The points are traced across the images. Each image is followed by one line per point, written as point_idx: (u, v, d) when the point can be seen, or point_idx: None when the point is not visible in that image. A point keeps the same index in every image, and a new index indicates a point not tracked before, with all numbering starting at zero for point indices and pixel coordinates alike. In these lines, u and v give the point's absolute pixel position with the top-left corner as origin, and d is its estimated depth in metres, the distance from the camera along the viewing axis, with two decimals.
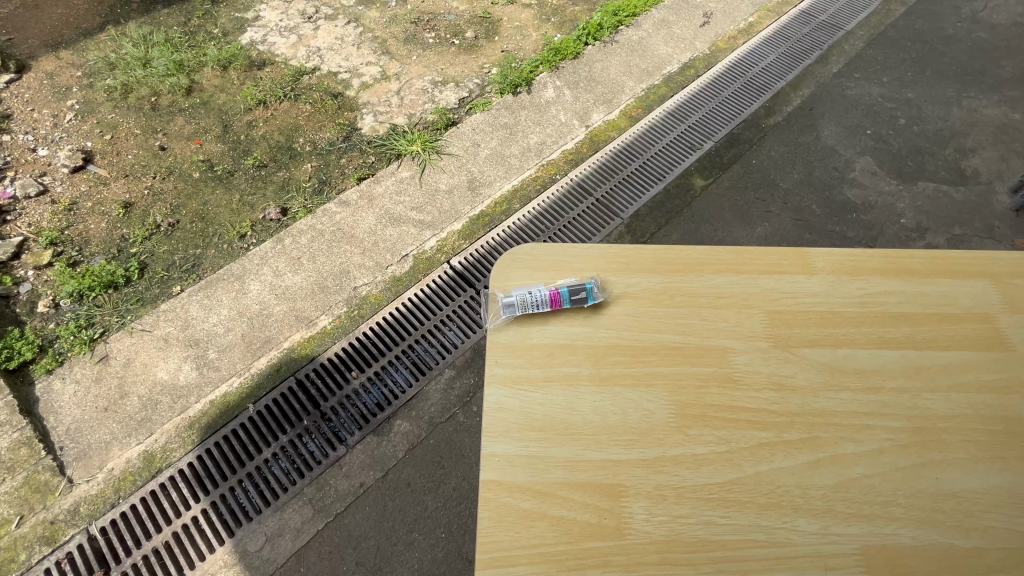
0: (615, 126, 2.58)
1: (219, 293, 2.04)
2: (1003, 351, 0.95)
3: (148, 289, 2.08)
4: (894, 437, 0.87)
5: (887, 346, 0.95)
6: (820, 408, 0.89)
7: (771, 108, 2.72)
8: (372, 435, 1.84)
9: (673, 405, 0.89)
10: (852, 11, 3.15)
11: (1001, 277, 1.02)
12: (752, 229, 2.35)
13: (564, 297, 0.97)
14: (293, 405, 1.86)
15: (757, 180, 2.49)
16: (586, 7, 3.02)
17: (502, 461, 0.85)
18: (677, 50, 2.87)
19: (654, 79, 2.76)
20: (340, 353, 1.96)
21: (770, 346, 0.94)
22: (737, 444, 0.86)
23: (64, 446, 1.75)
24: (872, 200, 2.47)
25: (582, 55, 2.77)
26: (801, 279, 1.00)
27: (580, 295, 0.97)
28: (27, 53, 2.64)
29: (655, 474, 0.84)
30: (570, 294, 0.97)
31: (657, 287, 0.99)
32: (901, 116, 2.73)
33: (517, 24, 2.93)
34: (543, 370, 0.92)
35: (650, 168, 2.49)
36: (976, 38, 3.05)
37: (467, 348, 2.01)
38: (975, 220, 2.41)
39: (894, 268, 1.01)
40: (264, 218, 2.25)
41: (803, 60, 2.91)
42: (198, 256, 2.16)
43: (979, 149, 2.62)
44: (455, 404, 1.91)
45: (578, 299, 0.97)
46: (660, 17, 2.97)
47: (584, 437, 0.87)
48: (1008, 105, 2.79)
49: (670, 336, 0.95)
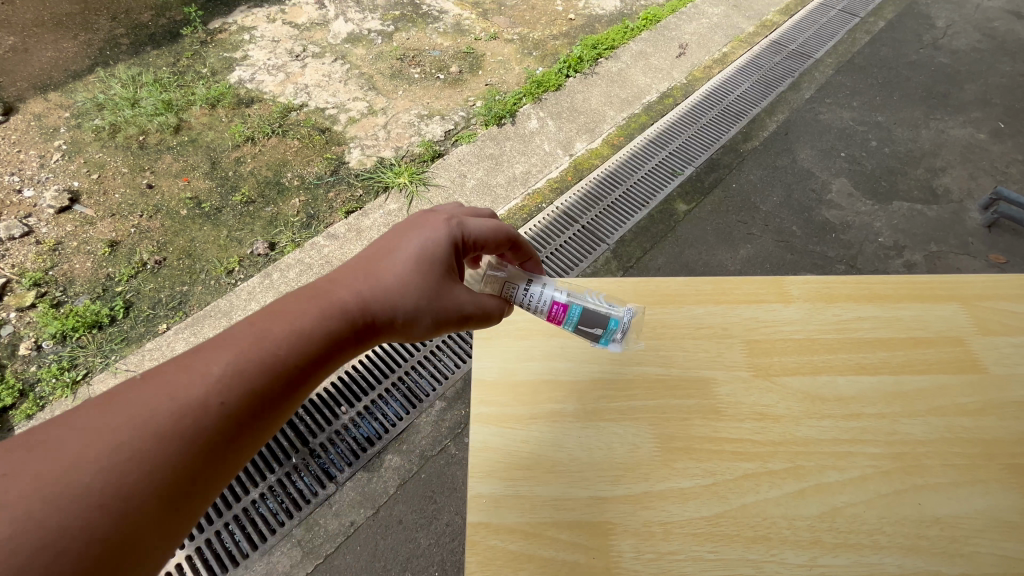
0: (598, 154, 2.65)
1: (206, 329, 2.02)
2: (976, 372, 0.97)
3: (133, 327, 2.06)
4: (876, 464, 0.88)
5: (865, 372, 0.97)
6: (802, 436, 0.90)
7: (748, 134, 2.81)
8: (361, 472, 1.81)
9: (658, 439, 0.89)
10: (821, 40, 3.30)
11: (969, 299, 1.06)
12: (736, 251, 2.41)
13: (575, 316, 0.90)
14: (281, 443, 1.84)
15: (738, 204, 2.56)
16: (566, 41, 3.13)
17: (489, 502, 0.84)
18: (655, 80, 2.98)
19: (634, 108, 2.85)
20: (329, 388, 1.94)
21: (751, 375, 0.96)
22: (722, 476, 0.86)
23: None
24: (851, 219, 2.54)
25: (564, 86, 2.86)
26: (777, 307, 1.03)
27: (596, 322, 0.90)
28: (16, 95, 2.67)
29: (642, 510, 0.83)
30: (587, 315, 0.90)
31: (639, 319, 1.01)
32: (873, 139, 2.83)
33: (501, 58, 3.02)
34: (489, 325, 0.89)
35: (634, 195, 2.54)
36: (938, 63, 3.21)
37: (458, 378, 2.01)
38: (949, 237, 2.49)
39: (867, 294, 1.05)
40: (252, 253, 2.26)
41: (776, 87, 3.02)
42: (185, 293, 2.15)
43: (948, 168, 2.73)
44: (446, 436, 1.90)
45: (590, 328, 0.91)
46: (638, 50, 3.09)
47: (570, 473, 0.87)
48: (973, 126, 2.91)
49: (654, 368, 0.96)
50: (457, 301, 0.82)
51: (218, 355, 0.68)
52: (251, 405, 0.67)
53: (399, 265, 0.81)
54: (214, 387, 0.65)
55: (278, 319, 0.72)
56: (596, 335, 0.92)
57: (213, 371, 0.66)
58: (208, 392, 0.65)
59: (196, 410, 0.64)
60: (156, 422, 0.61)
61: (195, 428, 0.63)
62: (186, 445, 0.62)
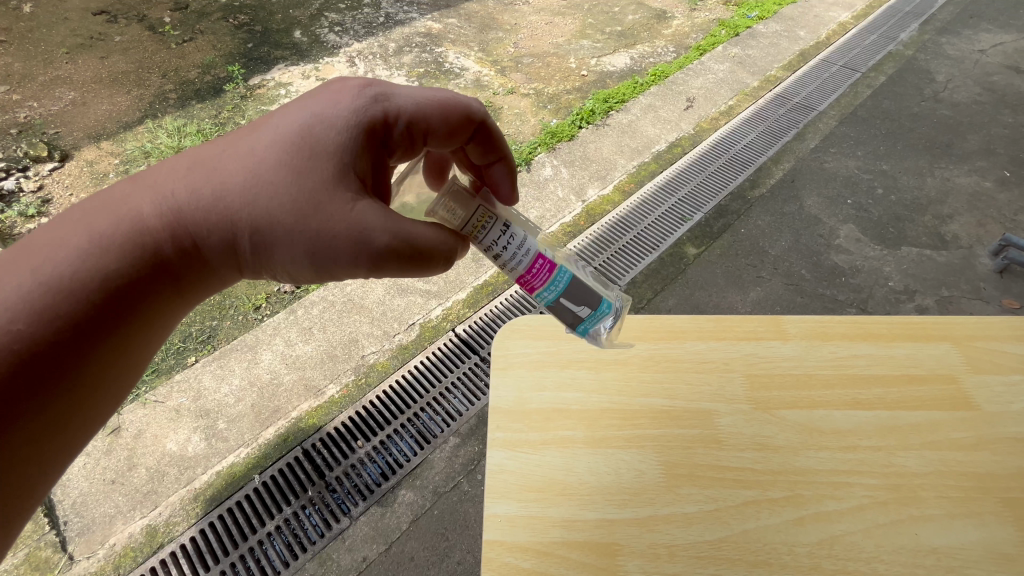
0: (609, 200, 2.78)
1: (232, 363, 2.13)
2: (969, 409, 1.02)
3: (164, 359, 2.17)
4: (873, 494, 0.92)
5: (860, 406, 1.02)
6: (800, 466, 0.95)
7: (755, 181, 2.94)
8: (375, 506, 1.86)
9: (663, 466, 0.95)
10: (823, 94, 3.47)
11: (962, 339, 1.11)
12: (746, 294, 2.48)
13: (563, 279, 0.95)
14: (298, 475, 1.89)
15: (746, 248, 2.65)
16: (579, 95, 3.36)
17: (503, 522, 0.91)
18: (664, 131, 3.16)
19: (644, 157, 3.01)
20: (346, 422, 2.01)
21: (751, 407, 1.02)
22: (724, 502, 0.91)
23: (68, 520, 1.77)
24: (859, 264, 2.60)
25: (577, 137, 3.06)
26: (776, 343, 1.10)
27: (586, 302, 0.96)
28: (72, 144, 2.95)
29: (647, 533, 0.89)
30: (579, 291, 0.96)
31: (645, 353, 1.09)
32: (878, 187, 2.93)
33: (517, 111, 3.25)
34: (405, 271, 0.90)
35: (645, 239, 2.65)
36: (939, 115, 3.35)
37: (471, 415, 2.07)
38: (960, 282, 2.53)
39: (862, 334, 1.11)
40: (279, 290, 2.40)
41: (780, 138, 3.17)
42: (214, 328, 2.28)
43: (955, 215, 2.80)
44: (459, 472, 1.94)
45: (578, 306, 0.96)
46: (647, 103, 3.30)
47: (580, 496, 0.93)
48: (978, 175, 3.00)
49: (658, 400, 1.03)
50: (334, 219, 0.83)
51: (67, 258, 0.76)
52: (99, 310, 0.78)
53: (274, 166, 0.83)
54: (60, 289, 0.75)
55: (138, 224, 0.80)
56: (581, 316, 0.97)
57: (61, 275, 0.75)
58: (56, 292, 0.74)
59: (42, 313, 0.73)
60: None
61: (37, 329, 0.73)
62: (37, 340, 0.73)
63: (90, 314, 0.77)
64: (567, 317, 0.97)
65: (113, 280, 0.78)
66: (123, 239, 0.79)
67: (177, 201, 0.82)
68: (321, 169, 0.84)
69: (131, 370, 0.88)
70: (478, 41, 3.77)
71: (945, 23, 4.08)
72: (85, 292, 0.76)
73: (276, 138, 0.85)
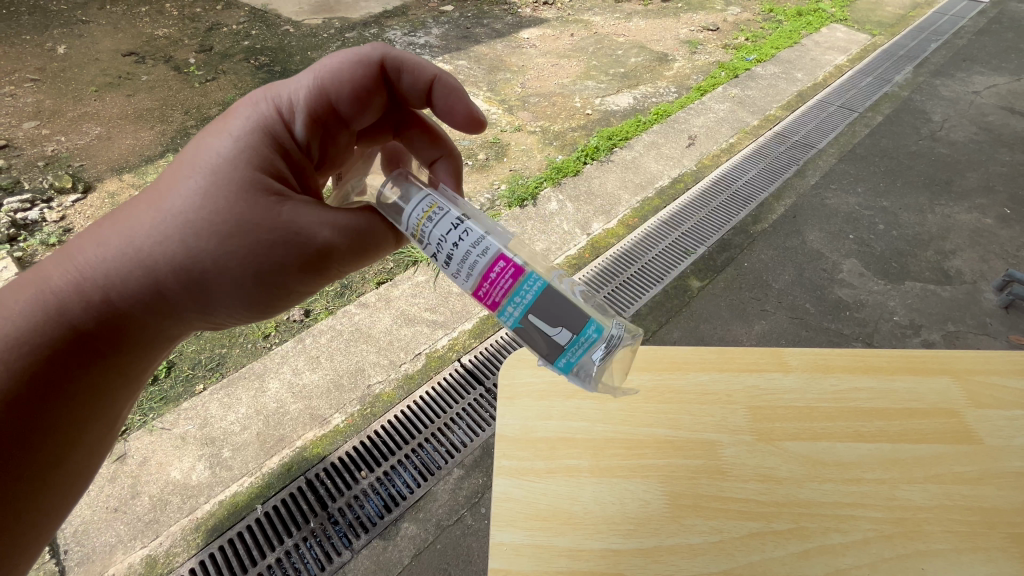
0: (614, 233, 2.85)
1: (239, 391, 2.16)
2: (971, 443, 1.03)
3: (172, 387, 2.20)
4: (877, 528, 0.92)
5: (863, 439, 1.03)
6: (804, 499, 0.95)
7: (757, 216, 3.00)
8: (377, 540, 1.84)
9: (667, 496, 0.96)
10: (822, 132, 3.57)
11: (963, 372, 1.13)
12: (751, 327, 2.50)
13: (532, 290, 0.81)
14: (301, 505, 1.89)
15: (750, 281, 2.68)
16: (584, 133, 3.49)
17: (509, 550, 0.92)
18: (667, 167, 3.26)
19: (647, 192, 3.09)
20: (350, 452, 2.02)
21: (754, 439, 1.03)
22: (729, 534, 0.92)
23: (69, 549, 1.76)
24: (863, 298, 2.62)
25: (582, 172, 3.16)
26: (777, 375, 1.12)
27: (563, 321, 0.80)
28: (95, 176, 3.08)
29: (653, 564, 0.89)
30: (552, 306, 0.80)
31: (648, 384, 1.11)
32: (880, 222, 2.99)
33: (524, 147, 3.36)
34: (355, 257, 0.97)
35: (649, 272, 2.70)
36: (937, 153, 3.43)
37: (476, 447, 2.07)
38: (966, 317, 2.54)
39: (863, 366, 1.13)
40: (288, 318, 2.44)
41: (781, 174, 3.25)
42: (223, 356, 2.32)
43: (958, 251, 2.83)
44: (463, 506, 1.93)
45: (551, 328, 0.80)
46: (650, 141, 3.41)
47: (585, 526, 0.94)
48: (979, 212, 3.05)
49: (662, 430, 1.05)
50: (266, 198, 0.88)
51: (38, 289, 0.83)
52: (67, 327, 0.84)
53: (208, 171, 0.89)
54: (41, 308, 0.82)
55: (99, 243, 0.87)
56: (558, 343, 0.81)
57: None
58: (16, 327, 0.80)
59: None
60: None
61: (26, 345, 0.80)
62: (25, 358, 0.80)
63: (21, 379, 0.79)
64: (543, 346, 0.82)
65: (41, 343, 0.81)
66: (39, 303, 0.82)
67: (91, 260, 0.85)
68: (238, 189, 0.87)
69: (103, 418, 0.92)
70: (487, 81, 3.94)
71: (938, 66, 4.23)
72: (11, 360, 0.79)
73: (182, 172, 0.88)
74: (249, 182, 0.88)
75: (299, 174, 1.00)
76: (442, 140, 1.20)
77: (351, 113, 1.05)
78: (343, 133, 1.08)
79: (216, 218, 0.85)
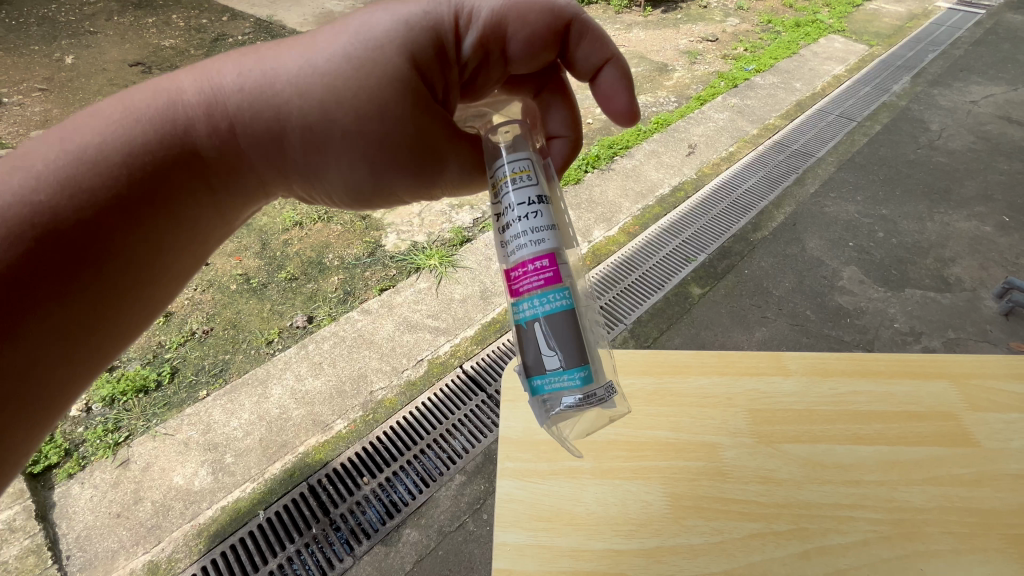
0: (614, 241, 2.87)
1: (242, 397, 2.17)
2: (969, 446, 1.04)
3: (176, 392, 2.22)
4: (877, 529, 0.93)
5: (862, 442, 1.04)
6: (804, 500, 0.97)
7: (757, 224, 3.02)
8: (380, 545, 1.84)
9: (669, 497, 0.98)
10: (820, 141, 3.61)
11: (960, 376, 1.14)
12: (751, 333, 2.51)
13: (545, 308, 0.75)
14: (304, 511, 1.89)
15: (750, 288, 2.70)
16: (585, 142, 3.53)
17: (513, 550, 0.93)
18: (667, 175, 3.29)
19: (648, 200, 3.12)
20: (353, 458, 2.03)
21: (754, 441, 1.05)
22: (729, 535, 0.93)
23: (71, 555, 1.76)
24: (863, 305, 2.64)
25: (583, 181, 3.19)
26: (777, 379, 1.14)
27: (563, 351, 0.75)
28: None
29: (656, 564, 0.90)
30: (563, 334, 0.75)
31: (650, 387, 1.13)
32: (879, 230, 3.01)
33: None
34: (462, 183, 0.96)
35: (650, 279, 2.72)
36: (935, 162, 3.46)
37: (478, 453, 2.08)
38: (966, 324, 2.55)
39: (862, 370, 1.15)
40: (292, 325, 2.46)
41: (780, 183, 3.28)
42: (227, 361, 2.33)
43: (957, 258, 2.85)
44: (465, 512, 1.93)
45: (547, 347, 0.75)
46: (650, 150, 3.45)
47: (588, 527, 0.95)
48: (978, 220, 3.08)
49: (664, 432, 1.06)
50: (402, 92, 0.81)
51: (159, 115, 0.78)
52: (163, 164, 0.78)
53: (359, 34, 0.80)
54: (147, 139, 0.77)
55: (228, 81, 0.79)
56: (545, 361, 0.76)
57: (91, 149, 0.73)
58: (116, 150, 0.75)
59: (66, 184, 0.71)
60: (23, 185, 0.69)
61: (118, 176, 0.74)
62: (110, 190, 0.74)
63: (114, 205, 0.73)
64: (530, 355, 0.77)
65: (139, 166, 0.75)
66: (153, 115, 0.77)
67: (222, 90, 0.79)
68: (395, 79, 0.81)
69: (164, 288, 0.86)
70: None
71: (935, 76, 4.28)
72: (113, 177, 0.73)
73: (340, 28, 0.81)
74: (411, 75, 0.82)
75: (444, 88, 0.89)
76: (579, 123, 0.98)
77: (518, 54, 0.91)
78: (497, 70, 0.93)
79: (363, 99, 0.80)
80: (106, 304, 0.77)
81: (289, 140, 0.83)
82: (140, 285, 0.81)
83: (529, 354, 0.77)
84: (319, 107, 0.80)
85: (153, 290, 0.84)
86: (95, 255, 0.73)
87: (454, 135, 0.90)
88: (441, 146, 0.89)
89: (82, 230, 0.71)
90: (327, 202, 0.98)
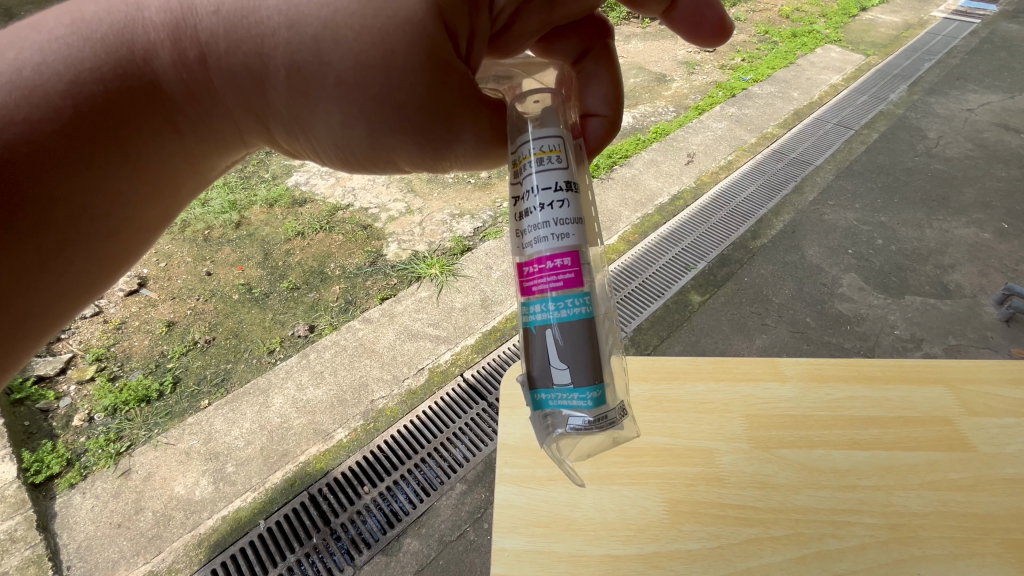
0: (615, 249, 2.89)
1: (243, 406, 2.18)
2: (966, 450, 1.04)
3: (177, 402, 2.23)
4: (873, 533, 0.94)
5: (858, 447, 1.05)
6: (800, 505, 0.97)
7: (756, 232, 3.04)
8: (380, 555, 1.84)
9: (666, 502, 0.98)
10: (818, 149, 3.64)
11: (956, 382, 1.15)
12: (752, 341, 2.52)
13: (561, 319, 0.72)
14: (304, 520, 1.89)
15: (750, 296, 2.71)
16: None
17: (510, 556, 0.94)
18: (666, 184, 3.32)
19: (648, 209, 3.15)
20: (354, 467, 2.03)
21: (751, 447, 1.06)
22: (726, 540, 0.94)
23: (71, 565, 1.76)
24: (863, 312, 2.65)
25: None
26: (773, 384, 1.15)
27: (574, 366, 0.72)
28: None
29: (653, 569, 0.91)
30: (577, 350, 0.71)
31: (647, 394, 1.14)
32: (878, 238, 3.02)
33: None
34: (477, 155, 0.83)
35: (650, 287, 2.73)
36: (934, 170, 3.48)
37: (478, 462, 2.08)
38: (967, 331, 2.56)
39: (857, 376, 1.16)
40: (293, 334, 2.48)
41: (779, 191, 3.30)
42: (228, 370, 2.34)
43: (957, 265, 2.86)
44: (466, 521, 1.93)
45: (556, 360, 0.72)
46: (649, 159, 3.48)
47: (585, 532, 0.95)
48: (977, 227, 3.09)
49: (661, 439, 1.07)
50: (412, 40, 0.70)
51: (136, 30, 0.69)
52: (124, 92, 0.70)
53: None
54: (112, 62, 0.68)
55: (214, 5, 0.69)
56: (552, 373, 0.72)
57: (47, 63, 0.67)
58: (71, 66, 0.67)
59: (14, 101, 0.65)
60: None
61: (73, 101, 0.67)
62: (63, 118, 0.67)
63: (62, 137, 0.67)
64: (537, 364, 0.74)
65: (86, 96, 0.68)
66: (114, 30, 0.69)
67: (196, 13, 0.69)
68: (406, 23, 0.69)
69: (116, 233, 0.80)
70: None
71: (931, 85, 4.32)
72: (55, 108, 0.66)
73: None
74: (428, 24, 0.70)
75: (467, 39, 0.80)
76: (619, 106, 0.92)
77: None
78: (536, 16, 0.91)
79: (364, 40, 0.69)
80: (59, 243, 0.72)
81: (270, 80, 0.72)
82: (104, 228, 0.78)
83: (534, 363, 0.74)
84: (311, 44, 0.68)
85: (118, 235, 0.81)
86: (35, 197, 0.67)
87: (471, 99, 0.77)
88: (454, 110, 0.76)
89: (19, 168, 0.65)
90: (315, 159, 0.87)
